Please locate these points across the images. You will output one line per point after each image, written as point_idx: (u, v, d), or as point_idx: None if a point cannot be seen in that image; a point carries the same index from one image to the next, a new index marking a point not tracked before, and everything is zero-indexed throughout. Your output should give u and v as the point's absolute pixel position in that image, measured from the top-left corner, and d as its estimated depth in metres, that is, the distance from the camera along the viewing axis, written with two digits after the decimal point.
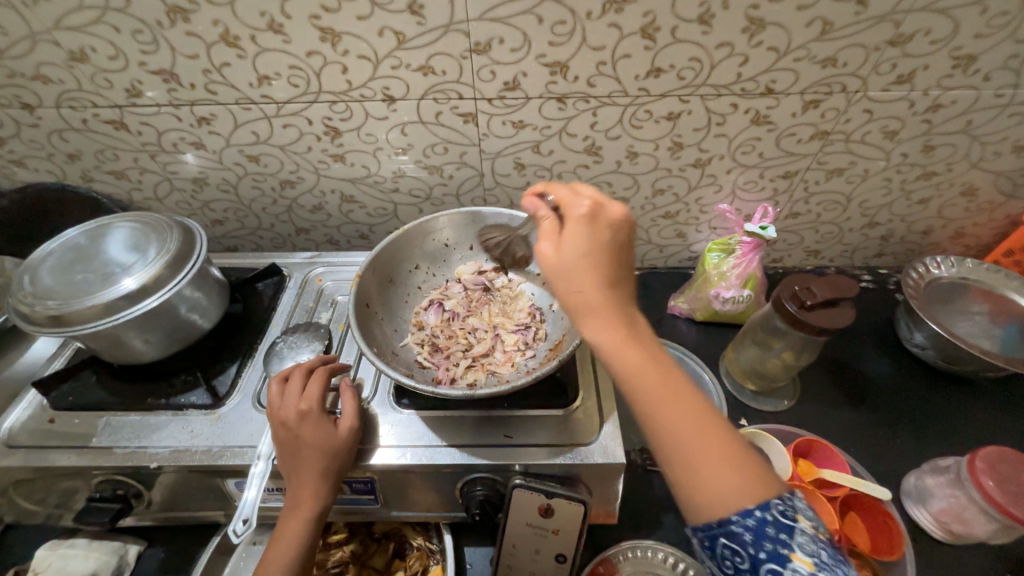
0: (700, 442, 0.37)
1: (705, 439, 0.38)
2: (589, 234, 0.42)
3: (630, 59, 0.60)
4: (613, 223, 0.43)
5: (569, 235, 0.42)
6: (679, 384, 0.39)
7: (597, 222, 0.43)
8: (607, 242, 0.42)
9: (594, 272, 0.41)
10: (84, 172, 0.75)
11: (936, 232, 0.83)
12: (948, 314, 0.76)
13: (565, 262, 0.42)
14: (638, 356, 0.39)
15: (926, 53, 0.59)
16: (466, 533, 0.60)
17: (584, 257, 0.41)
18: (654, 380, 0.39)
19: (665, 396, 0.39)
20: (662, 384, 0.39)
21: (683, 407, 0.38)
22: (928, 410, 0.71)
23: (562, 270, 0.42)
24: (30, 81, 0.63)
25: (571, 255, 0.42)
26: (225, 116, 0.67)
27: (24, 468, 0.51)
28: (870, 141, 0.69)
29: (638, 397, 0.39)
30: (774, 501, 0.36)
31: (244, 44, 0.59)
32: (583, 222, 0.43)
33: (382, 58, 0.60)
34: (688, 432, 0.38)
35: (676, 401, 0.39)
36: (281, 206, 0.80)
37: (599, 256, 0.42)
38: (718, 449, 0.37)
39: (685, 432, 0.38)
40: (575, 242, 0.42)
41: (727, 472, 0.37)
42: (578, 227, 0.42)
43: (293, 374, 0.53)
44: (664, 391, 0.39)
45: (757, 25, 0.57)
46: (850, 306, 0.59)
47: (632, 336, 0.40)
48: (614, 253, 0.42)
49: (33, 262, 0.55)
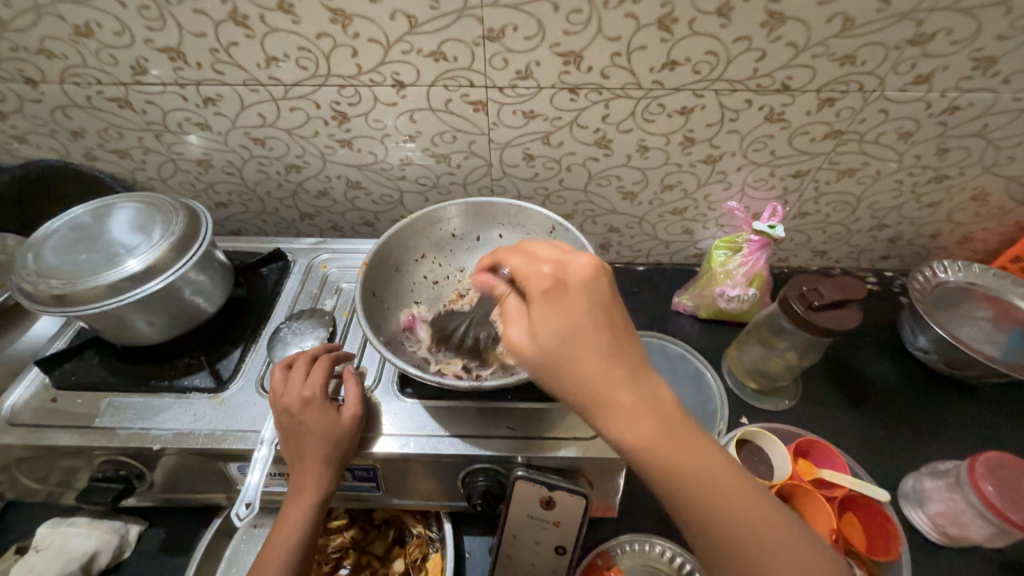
0: (746, 525, 0.37)
1: (749, 514, 0.37)
2: (568, 313, 0.39)
3: (645, 50, 0.59)
4: (587, 290, 0.40)
5: (541, 318, 0.40)
6: (706, 459, 0.38)
7: (568, 290, 0.40)
8: (587, 314, 0.39)
9: (589, 356, 0.38)
10: (87, 151, 0.74)
11: (944, 236, 0.82)
12: (953, 319, 0.76)
13: (554, 350, 0.39)
14: (662, 441, 0.38)
15: (946, 53, 0.58)
16: (465, 522, 0.60)
17: (570, 340, 0.39)
18: (684, 468, 0.38)
19: (697, 479, 0.38)
20: (693, 466, 0.38)
21: (719, 487, 0.38)
22: (928, 414, 0.71)
23: (550, 359, 0.39)
24: (33, 56, 0.62)
25: (557, 342, 0.39)
26: (231, 97, 0.66)
27: (26, 445, 0.51)
28: (884, 142, 0.68)
29: (677, 488, 0.38)
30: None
31: (253, 23, 0.58)
32: (546, 298, 0.40)
33: (393, 42, 0.59)
34: (732, 514, 0.37)
35: (708, 482, 0.38)
36: (286, 190, 0.79)
37: (584, 335, 0.39)
38: (761, 521, 0.37)
39: (727, 514, 0.37)
40: (556, 326, 0.39)
41: (776, 549, 0.37)
42: (553, 306, 0.40)
43: (296, 360, 0.53)
44: (699, 473, 0.38)
45: (777, 20, 0.56)
46: (857, 308, 0.58)
47: (649, 417, 0.38)
48: (598, 323, 0.39)
49: (36, 240, 0.54)
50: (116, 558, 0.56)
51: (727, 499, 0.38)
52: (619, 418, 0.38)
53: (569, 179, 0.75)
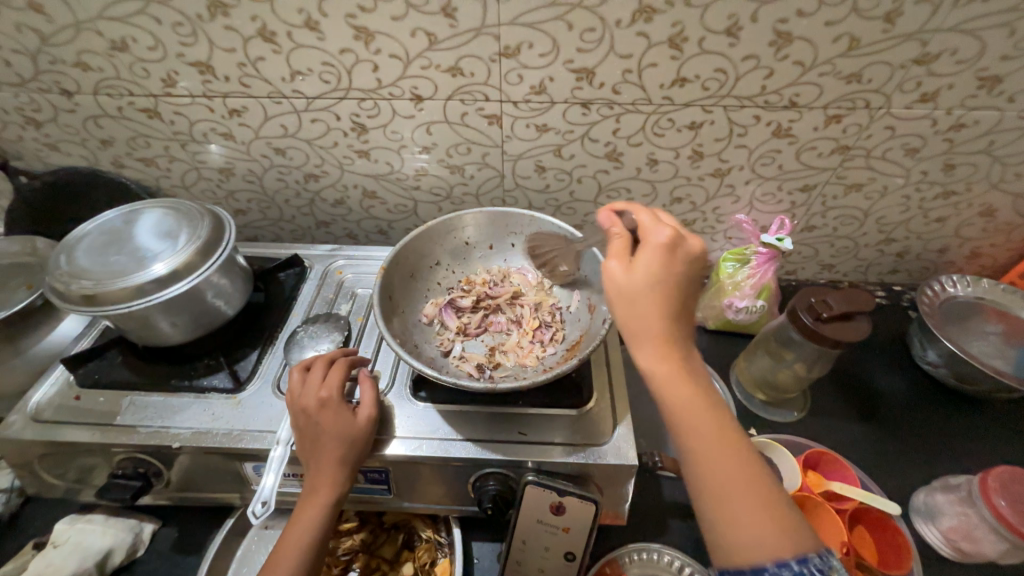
0: (736, 484, 0.38)
1: (746, 482, 0.38)
2: (665, 262, 0.43)
3: (656, 67, 0.61)
4: (689, 257, 0.44)
5: (644, 260, 0.43)
6: (720, 420, 0.40)
7: (676, 254, 0.43)
8: (677, 274, 0.43)
9: (662, 302, 0.42)
10: (114, 159, 0.77)
11: (953, 251, 0.83)
12: (963, 333, 0.76)
13: (636, 285, 0.42)
14: (689, 386, 0.41)
15: (951, 72, 0.59)
16: (474, 527, 0.60)
17: (654, 283, 0.42)
18: (700, 416, 0.40)
19: (708, 431, 0.40)
20: (705, 419, 0.40)
21: (726, 447, 0.39)
22: (939, 428, 0.70)
23: (633, 290, 0.43)
24: (70, 68, 0.65)
25: (642, 281, 0.42)
26: (255, 109, 0.69)
27: (49, 442, 0.52)
28: (890, 158, 0.69)
29: (686, 429, 0.40)
30: (812, 557, 0.35)
31: (280, 39, 0.61)
32: (663, 250, 0.43)
33: (413, 58, 0.62)
34: (730, 474, 0.38)
35: (718, 439, 0.40)
36: (304, 198, 0.81)
37: (671, 287, 0.42)
38: (757, 492, 0.38)
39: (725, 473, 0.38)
40: (649, 265, 0.43)
41: (764, 520, 0.37)
42: (657, 253, 0.43)
43: (314, 362, 0.54)
44: (711, 429, 0.40)
45: (784, 39, 0.58)
46: (866, 320, 0.59)
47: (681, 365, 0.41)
48: (681, 284, 0.43)
49: (69, 242, 0.57)
50: (129, 556, 0.57)
51: (728, 460, 0.39)
52: (660, 354, 0.41)
53: (580, 191, 0.77)
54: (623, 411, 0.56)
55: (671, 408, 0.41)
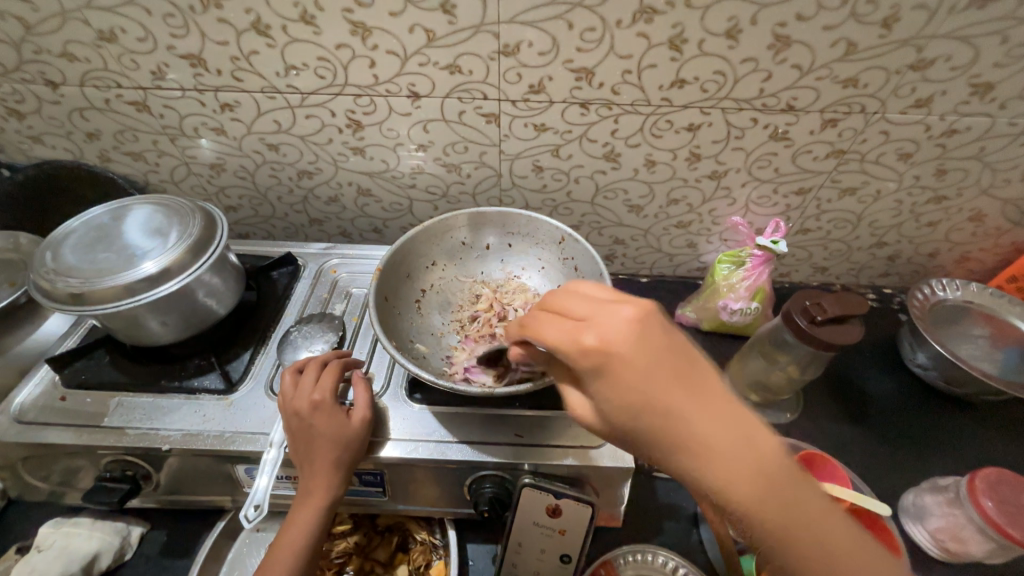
0: None
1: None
2: (625, 391, 0.33)
3: (656, 68, 0.61)
4: (639, 356, 0.33)
5: (601, 393, 0.34)
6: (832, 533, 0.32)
7: (620, 370, 0.33)
8: (645, 394, 0.33)
9: (663, 438, 0.33)
10: (101, 152, 0.75)
11: (942, 255, 0.84)
12: (952, 337, 0.77)
13: (623, 423, 0.34)
14: (780, 513, 0.31)
15: (945, 79, 0.60)
16: (469, 529, 0.60)
17: (632, 412, 0.33)
18: (804, 539, 0.31)
19: (827, 556, 0.31)
20: (819, 541, 0.31)
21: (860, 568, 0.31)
22: (928, 430, 0.72)
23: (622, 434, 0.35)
24: (55, 59, 0.63)
25: (616, 417, 0.34)
26: (248, 104, 0.67)
27: (32, 444, 0.51)
28: (884, 162, 0.70)
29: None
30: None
31: (275, 33, 0.60)
32: (607, 377, 0.34)
33: (411, 54, 0.61)
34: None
35: (841, 553, 0.31)
36: (297, 195, 0.80)
37: (653, 408, 0.33)
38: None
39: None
40: (615, 405, 0.34)
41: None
42: (602, 379, 0.34)
43: (307, 365, 0.53)
44: (828, 549, 0.31)
45: (783, 43, 0.58)
46: (859, 323, 0.59)
47: (761, 490, 0.31)
48: (661, 396, 0.32)
49: (55, 238, 0.55)
50: (117, 560, 0.56)
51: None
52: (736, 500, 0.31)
53: (577, 191, 0.77)
54: None
55: (771, 537, 0.31)
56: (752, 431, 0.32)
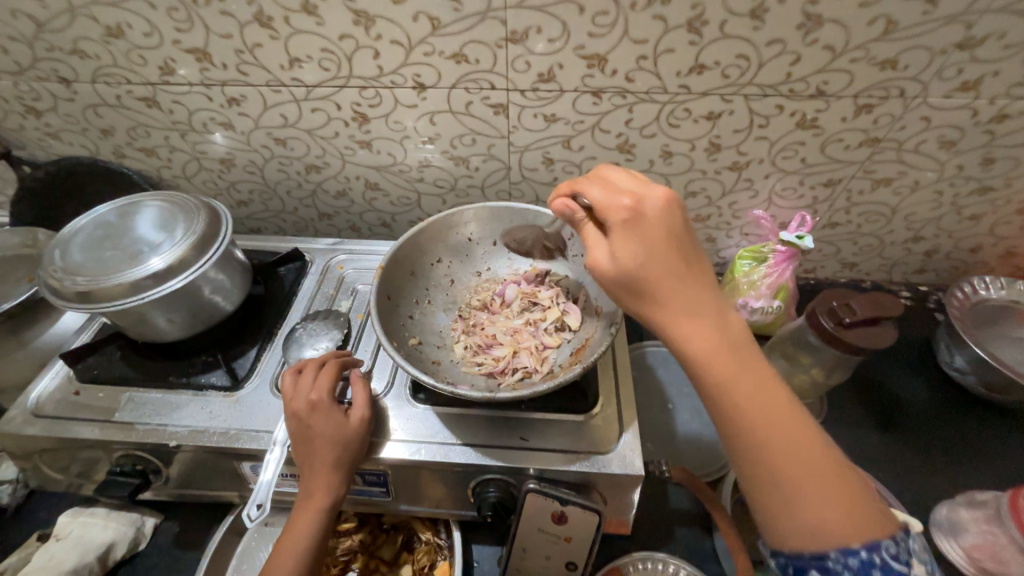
0: (781, 450, 0.36)
1: (801, 463, 0.36)
2: (642, 231, 0.41)
3: (673, 53, 0.57)
4: (664, 209, 0.41)
5: (619, 240, 0.41)
6: (766, 399, 0.38)
7: (647, 215, 0.41)
8: (664, 236, 0.40)
9: (656, 275, 0.40)
10: (116, 148, 0.76)
11: (986, 250, 0.78)
12: (993, 339, 0.72)
13: (633, 265, 0.40)
14: (728, 365, 0.38)
15: (996, 58, 0.55)
16: (475, 530, 0.59)
17: (645, 253, 0.40)
18: (717, 375, 0.38)
19: (759, 416, 0.37)
20: (754, 397, 0.38)
21: (786, 429, 0.37)
22: (965, 440, 0.67)
23: (626, 274, 0.41)
24: (67, 56, 0.64)
25: (630, 257, 0.40)
26: (255, 98, 0.66)
27: (49, 438, 0.52)
28: (924, 151, 0.65)
29: (724, 400, 0.38)
30: (884, 541, 0.34)
31: (277, 25, 0.58)
32: (632, 220, 0.41)
33: (416, 44, 0.59)
34: (788, 453, 0.36)
35: (748, 391, 0.38)
36: (306, 190, 0.79)
37: (661, 254, 0.40)
38: (817, 471, 0.36)
39: (782, 451, 0.36)
40: (626, 248, 0.41)
41: (826, 495, 0.35)
42: (623, 224, 0.41)
43: (306, 365, 0.53)
44: (760, 409, 0.37)
45: (814, 22, 0.53)
46: (893, 326, 0.55)
47: (716, 340, 0.39)
48: (676, 247, 0.40)
49: (63, 237, 0.56)
50: (131, 550, 0.57)
51: (792, 444, 0.36)
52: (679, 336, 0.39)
53: None
54: (630, 418, 0.53)
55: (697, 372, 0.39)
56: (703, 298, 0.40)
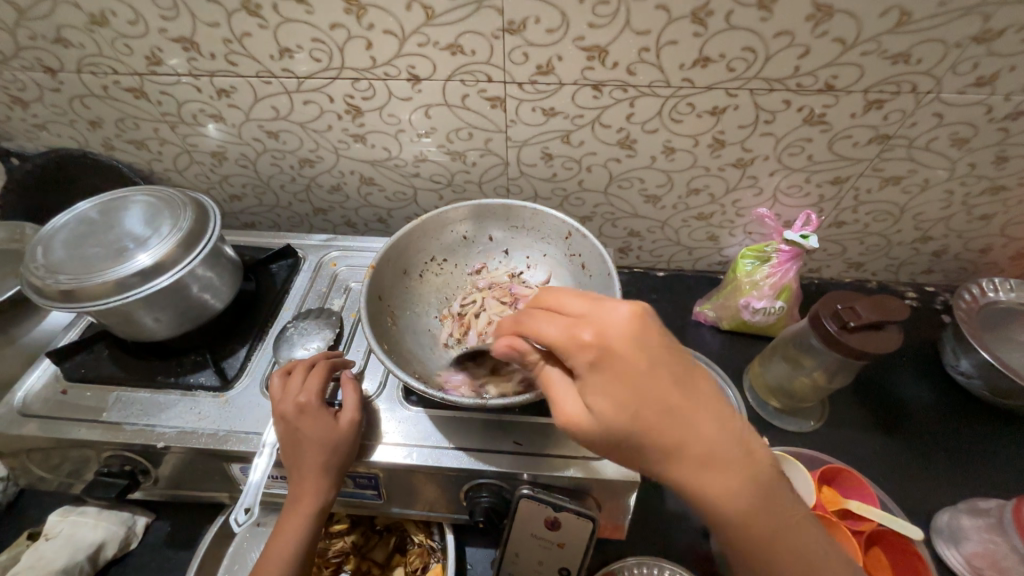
0: (781, 540, 0.36)
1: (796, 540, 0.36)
2: (617, 383, 0.36)
3: (676, 45, 0.55)
4: (628, 346, 0.37)
5: (597, 398, 0.37)
6: (766, 500, 0.36)
7: (613, 360, 0.37)
8: (635, 382, 0.36)
9: (641, 425, 0.36)
10: (105, 141, 0.74)
11: (996, 250, 0.76)
12: (999, 342, 0.70)
13: (614, 424, 0.36)
14: (735, 483, 0.35)
15: (1014, 52, 0.52)
16: (468, 532, 0.59)
17: (627, 403, 0.36)
18: (719, 497, 0.35)
19: (757, 517, 0.35)
20: (755, 506, 0.36)
21: (779, 514, 0.36)
22: (968, 446, 0.66)
23: (610, 436, 0.37)
24: (51, 45, 0.62)
25: (612, 414, 0.36)
26: (244, 89, 0.65)
27: (36, 437, 0.51)
28: (935, 148, 0.62)
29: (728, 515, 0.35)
30: None
31: (266, 13, 0.56)
32: (600, 370, 0.37)
33: (409, 34, 0.57)
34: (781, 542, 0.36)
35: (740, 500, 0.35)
36: (300, 184, 0.78)
37: (643, 403, 0.36)
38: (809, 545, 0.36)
39: (774, 537, 0.36)
40: (603, 403, 0.37)
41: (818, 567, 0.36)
42: (596, 379, 0.37)
43: (295, 366, 0.52)
44: (760, 508, 0.36)
45: (824, 13, 0.51)
46: (898, 330, 0.54)
47: (727, 469, 0.35)
48: (652, 386, 0.36)
49: (46, 234, 0.54)
50: (122, 549, 0.56)
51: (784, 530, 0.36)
52: (675, 468, 0.35)
53: (589, 180, 0.72)
54: None
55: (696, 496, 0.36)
56: (686, 425, 0.35)
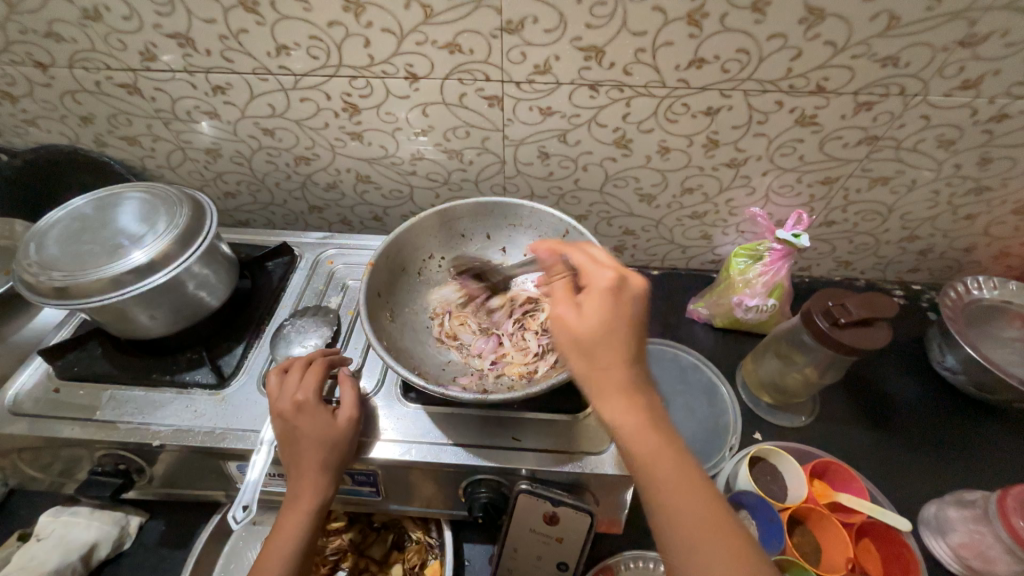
0: (678, 493, 0.37)
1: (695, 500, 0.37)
2: (612, 307, 0.41)
3: (672, 47, 0.56)
4: (635, 295, 0.42)
5: (590, 306, 0.41)
6: (681, 459, 0.39)
7: (620, 295, 0.41)
8: (622, 315, 0.41)
9: (608, 343, 0.40)
10: (97, 137, 0.73)
11: (980, 249, 0.78)
12: (983, 339, 0.72)
13: (593, 333, 0.40)
14: (646, 421, 0.39)
15: (998, 57, 0.54)
16: (466, 528, 0.59)
17: (612, 328, 0.40)
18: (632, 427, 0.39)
19: (659, 460, 0.38)
20: (663, 455, 0.38)
21: (684, 472, 0.38)
22: (954, 440, 0.67)
23: (585, 341, 0.40)
24: (42, 39, 0.61)
25: (597, 329, 0.40)
26: (241, 86, 0.64)
27: (28, 436, 0.51)
28: (922, 150, 0.64)
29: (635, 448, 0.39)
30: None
31: (263, 10, 0.56)
32: (605, 293, 0.41)
33: (407, 33, 0.57)
34: (678, 494, 0.37)
35: (648, 439, 0.38)
36: (295, 182, 0.77)
37: (617, 329, 0.40)
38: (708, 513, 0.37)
39: (674, 489, 0.37)
40: (593, 314, 0.41)
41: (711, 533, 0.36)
42: (594, 298, 0.41)
43: (292, 365, 0.51)
44: (664, 455, 0.38)
45: (816, 16, 0.52)
46: (887, 327, 0.55)
47: (646, 412, 0.39)
48: (629, 324, 0.41)
49: (38, 230, 0.54)
50: (116, 549, 0.56)
51: (684, 486, 0.38)
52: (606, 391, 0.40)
53: (585, 179, 0.72)
54: None
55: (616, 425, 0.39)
56: (629, 362, 0.40)
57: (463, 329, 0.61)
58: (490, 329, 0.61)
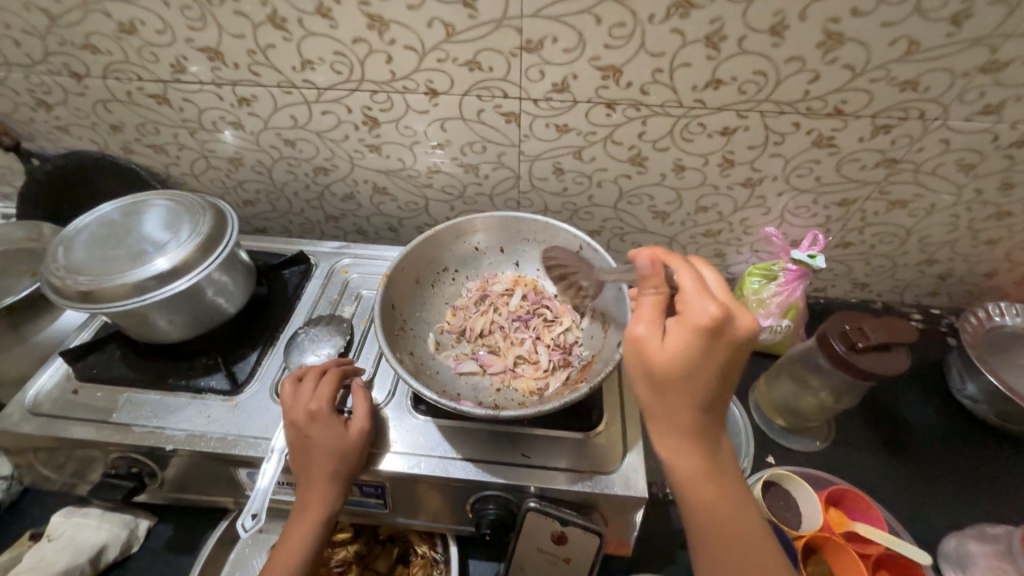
0: (720, 519, 0.40)
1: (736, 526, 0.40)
2: (701, 347, 0.39)
3: (689, 68, 0.56)
4: (734, 337, 0.39)
5: (674, 340, 0.39)
6: (729, 489, 0.41)
7: (716, 335, 0.39)
8: (710, 357, 0.39)
9: (685, 381, 0.39)
10: (125, 144, 0.75)
11: (1001, 275, 0.76)
12: (1005, 366, 0.70)
13: (672, 368, 0.39)
14: (701, 454, 0.41)
15: (1020, 83, 0.54)
16: (472, 544, 0.58)
17: (692, 367, 0.39)
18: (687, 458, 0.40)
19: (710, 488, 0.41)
20: (713, 486, 0.41)
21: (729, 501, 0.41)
22: (975, 471, 0.65)
23: (660, 373, 0.40)
24: (79, 50, 0.64)
25: (674, 364, 0.39)
26: (265, 99, 0.66)
27: (45, 436, 0.52)
28: (941, 174, 0.63)
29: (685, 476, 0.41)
30: None
31: (291, 27, 0.58)
32: (700, 332, 0.39)
33: (429, 50, 0.58)
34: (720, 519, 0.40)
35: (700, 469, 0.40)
36: (313, 191, 0.79)
37: (699, 370, 0.39)
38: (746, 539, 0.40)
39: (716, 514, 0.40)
40: (677, 350, 0.39)
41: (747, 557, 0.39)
42: (681, 336, 0.39)
43: (306, 373, 0.52)
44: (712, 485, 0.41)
45: (835, 41, 0.52)
46: (905, 352, 0.54)
47: (701, 446, 0.41)
48: (713, 367, 0.39)
49: (67, 234, 0.55)
50: (124, 552, 0.56)
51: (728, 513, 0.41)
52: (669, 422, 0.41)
53: (599, 196, 0.73)
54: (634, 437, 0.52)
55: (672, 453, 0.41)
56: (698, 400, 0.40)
57: (474, 341, 0.61)
58: (501, 343, 0.61)
